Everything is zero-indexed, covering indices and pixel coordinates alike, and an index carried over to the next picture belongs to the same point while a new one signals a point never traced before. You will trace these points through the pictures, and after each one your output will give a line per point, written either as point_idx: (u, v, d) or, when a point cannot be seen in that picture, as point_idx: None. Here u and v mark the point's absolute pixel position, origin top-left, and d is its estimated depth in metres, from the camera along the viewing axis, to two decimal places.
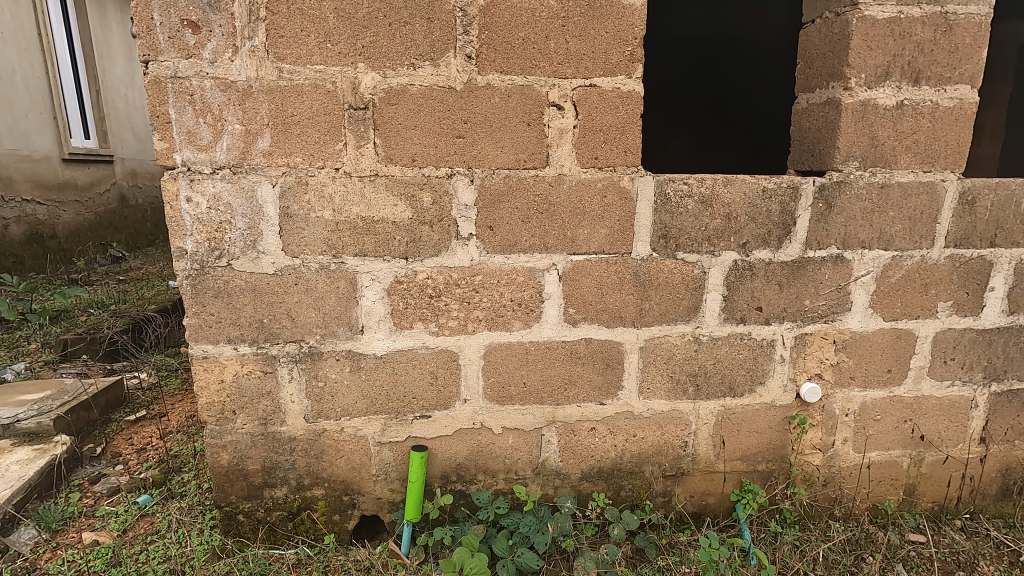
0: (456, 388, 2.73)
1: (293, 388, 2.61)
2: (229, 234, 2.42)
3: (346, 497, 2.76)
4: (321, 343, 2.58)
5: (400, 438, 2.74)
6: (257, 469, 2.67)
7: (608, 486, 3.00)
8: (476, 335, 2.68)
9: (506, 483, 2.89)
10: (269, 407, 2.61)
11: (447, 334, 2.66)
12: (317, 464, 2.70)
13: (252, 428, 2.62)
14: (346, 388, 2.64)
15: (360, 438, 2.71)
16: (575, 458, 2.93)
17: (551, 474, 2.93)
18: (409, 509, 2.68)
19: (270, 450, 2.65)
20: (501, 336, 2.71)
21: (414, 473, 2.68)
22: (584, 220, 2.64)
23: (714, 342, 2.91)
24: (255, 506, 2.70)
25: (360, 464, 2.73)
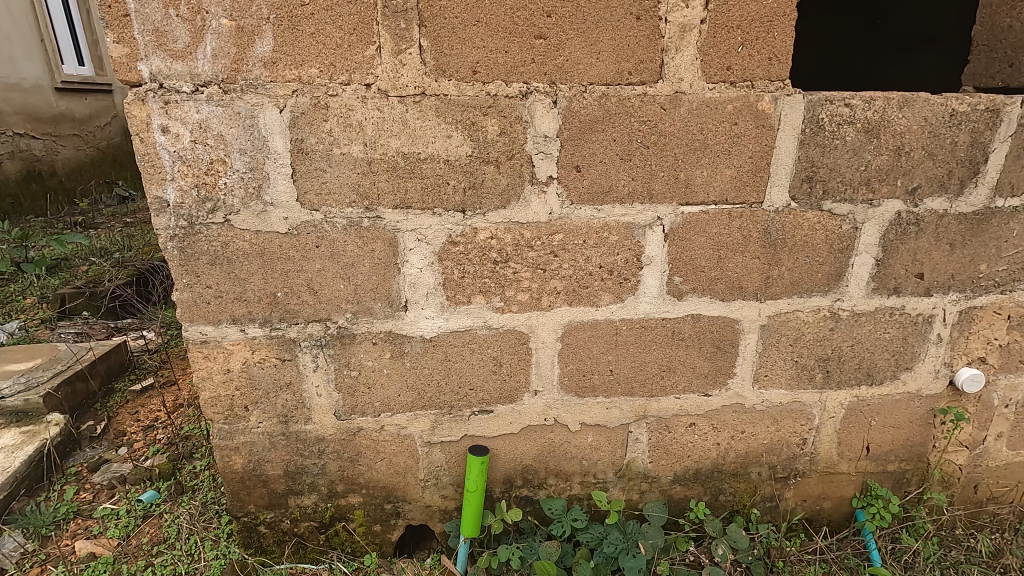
0: (525, 378, 2.13)
1: (319, 379, 2.03)
2: (224, 179, 1.76)
3: (389, 505, 2.26)
4: (354, 323, 1.98)
5: (454, 438, 2.19)
6: (279, 475, 2.15)
7: (705, 491, 2.45)
8: (554, 312, 2.06)
9: (582, 489, 2.35)
10: (289, 402, 2.05)
11: (516, 311, 2.04)
12: (353, 469, 2.18)
13: (271, 428, 2.08)
14: (386, 377, 2.07)
15: (405, 438, 2.16)
16: (667, 459, 2.36)
17: (637, 478, 2.37)
18: (466, 522, 2.18)
19: (293, 453, 2.12)
20: (585, 312, 2.07)
21: (472, 479, 2.17)
22: (704, 158, 1.93)
23: (856, 318, 2.24)
24: (279, 517, 2.21)
25: (405, 468, 2.21)
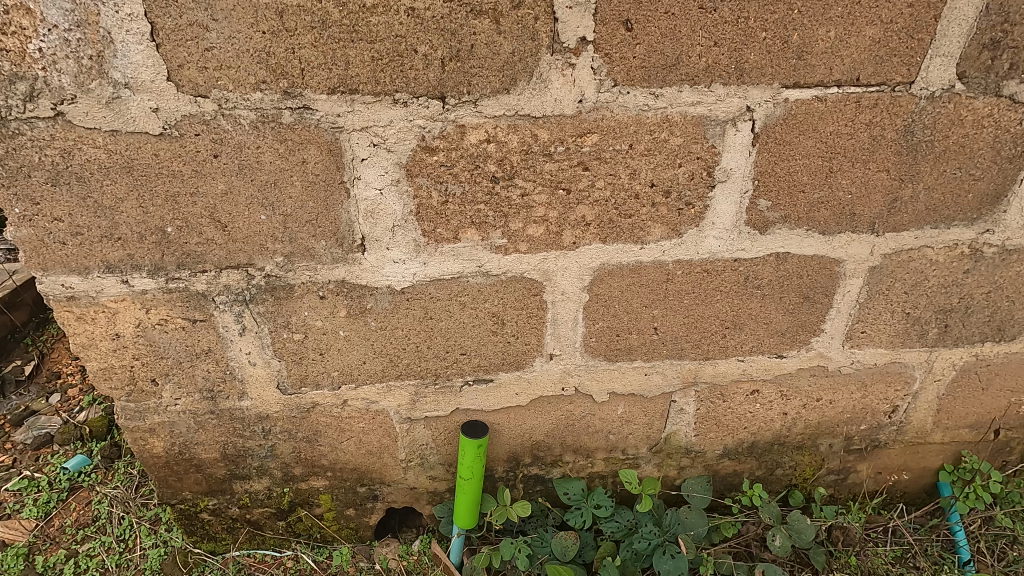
0: (536, 339, 1.55)
1: (249, 344, 1.46)
2: (36, 43, 1.05)
3: (364, 488, 1.79)
4: (290, 269, 1.36)
5: (442, 413, 1.66)
6: (216, 459, 1.66)
7: (759, 465, 1.96)
8: (579, 251, 1.42)
9: (607, 466, 1.86)
10: (213, 374, 1.50)
11: (524, 250, 1.40)
12: (311, 450, 1.68)
13: (194, 406, 1.54)
14: (344, 341, 1.49)
15: (375, 414, 1.63)
16: (717, 432, 1.84)
17: (676, 453, 1.88)
18: (458, 511, 1.73)
19: (229, 434, 1.61)
20: (625, 252, 1.43)
21: (470, 466, 1.64)
22: (833, 7, 1.18)
23: (1005, 256, 1.59)
24: (224, 504, 1.76)
25: (379, 448, 1.70)
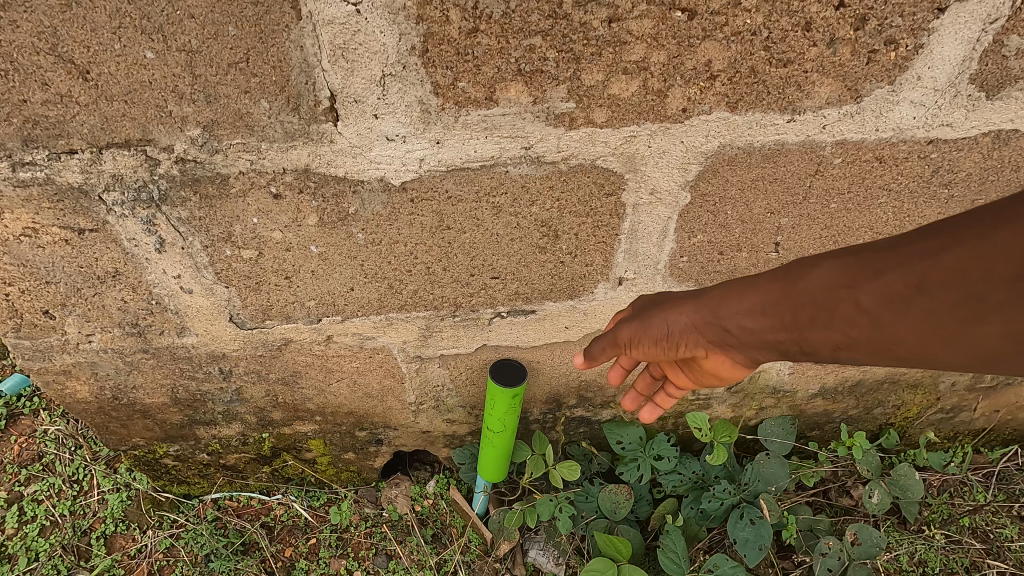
0: (601, 258, 1.06)
1: (175, 264, 0.97)
2: None
3: (364, 433, 1.41)
4: (215, 150, 0.83)
5: (463, 351, 1.22)
6: (166, 404, 1.26)
7: (857, 405, 1.56)
8: (691, 125, 0.87)
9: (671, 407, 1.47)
10: (132, 305, 1.03)
11: (602, 123, 0.85)
12: (290, 393, 1.27)
13: (115, 344, 1.10)
14: (320, 260, 1.00)
15: (372, 353, 1.19)
16: (818, 370, 1.42)
17: (759, 393, 1.47)
18: (482, 464, 1.37)
19: (176, 376, 1.19)
20: (764, 126, 0.88)
21: (499, 418, 1.24)
22: None
23: None
24: (189, 450, 1.40)
25: (380, 391, 1.29)
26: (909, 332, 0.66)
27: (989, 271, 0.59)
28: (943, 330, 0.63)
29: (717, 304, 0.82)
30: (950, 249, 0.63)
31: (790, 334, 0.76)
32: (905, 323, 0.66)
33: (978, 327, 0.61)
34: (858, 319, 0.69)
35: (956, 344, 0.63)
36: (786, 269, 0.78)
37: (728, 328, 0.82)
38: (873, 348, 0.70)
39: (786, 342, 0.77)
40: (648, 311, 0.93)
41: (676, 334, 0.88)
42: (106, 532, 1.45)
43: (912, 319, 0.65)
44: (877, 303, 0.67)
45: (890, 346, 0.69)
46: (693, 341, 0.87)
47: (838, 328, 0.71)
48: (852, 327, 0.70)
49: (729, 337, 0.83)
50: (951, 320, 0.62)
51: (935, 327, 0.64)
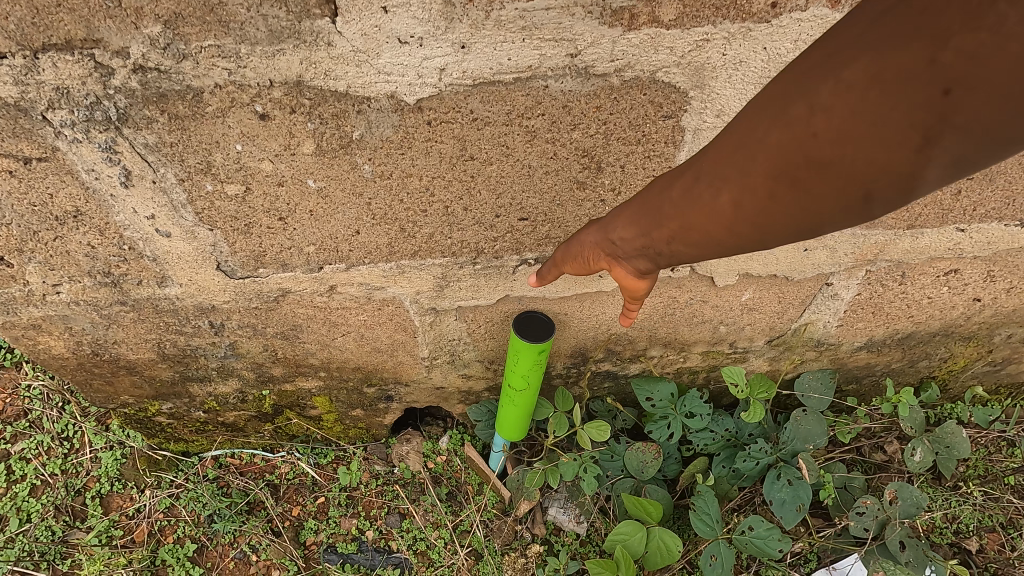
0: None
1: (146, 202, 0.81)
2: None
3: (373, 389, 1.30)
4: (181, 54, 0.66)
5: (484, 301, 1.08)
6: (153, 360, 1.14)
7: (902, 358, 1.45)
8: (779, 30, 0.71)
9: (704, 361, 1.35)
10: (99, 250, 0.88)
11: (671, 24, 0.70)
12: (291, 348, 1.14)
13: (87, 296, 0.96)
14: (319, 198, 0.84)
15: (382, 304, 1.06)
16: (868, 321, 1.29)
17: (801, 346, 1.35)
18: (501, 422, 1.26)
19: (161, 331, 1.06)
20: None
21: (523, 378, 1.11)
22: None
23: None
24: (183, 407, 1.29)
25: (390, 346, 1.17)
26: (710, 216, 0.61)
27: (768, 138, 0.54)
28: (738, 210, 0.59)
29: (606, 218, 0.78)
30: (734, 126, 0.59)
31: (647, 241, 0.71)
32: (705, 210, 0.61)
33: (763, 198, 0.56)
34: (675, 214, 0.65)
35: (754, 219, 0.58)
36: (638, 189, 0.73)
37: (613, 245, 0.77)
38: (692, 239, 0.65)
39: (649, 250, 0.72)
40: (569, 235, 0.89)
41: (582, 252, 0.83)
42: (101, 491, 1.36)
43: (710, 202, 0.61)
44: (683, 193, 0.63)
45: (710, 237, 0.63)
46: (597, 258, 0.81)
47: (666, 226, 0.67)
48: (670, 223, 0.66)
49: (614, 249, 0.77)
50: (739, 196, 0.58)
51: (724, 213, 0.60)
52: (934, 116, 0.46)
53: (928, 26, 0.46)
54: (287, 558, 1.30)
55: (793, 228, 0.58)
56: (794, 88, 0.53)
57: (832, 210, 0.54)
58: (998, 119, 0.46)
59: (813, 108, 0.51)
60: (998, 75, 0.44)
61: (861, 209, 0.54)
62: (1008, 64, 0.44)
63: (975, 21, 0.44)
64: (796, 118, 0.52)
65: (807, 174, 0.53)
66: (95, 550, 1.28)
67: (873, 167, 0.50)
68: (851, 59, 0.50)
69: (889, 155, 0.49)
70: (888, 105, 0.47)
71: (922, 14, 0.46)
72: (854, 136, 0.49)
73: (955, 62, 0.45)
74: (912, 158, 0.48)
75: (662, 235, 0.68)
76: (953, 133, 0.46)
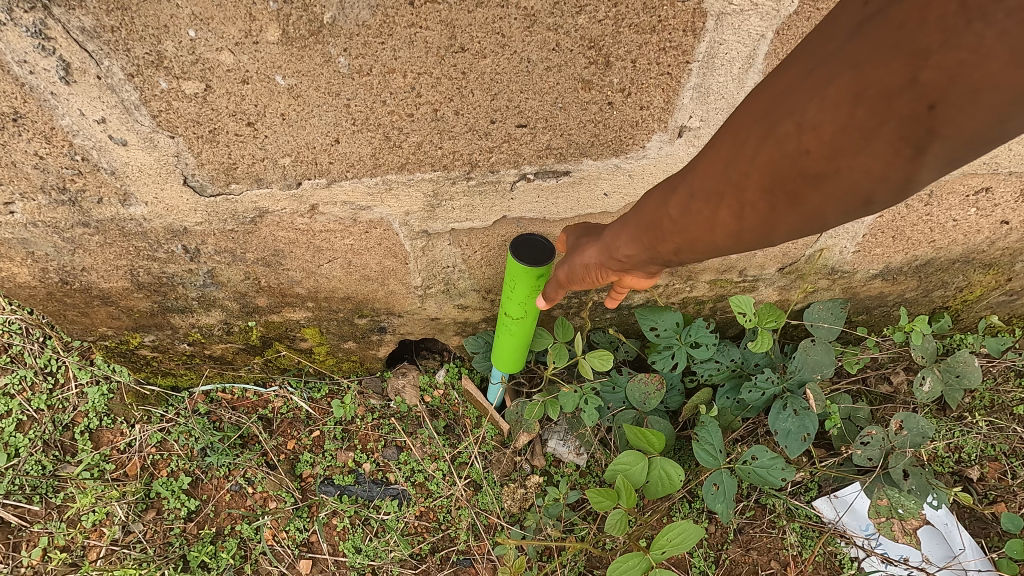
0: (662, 99, 0.81)
1: (95, 103, 0.72)
2: None
3: (365, 320, 1.24)
4: None
5: (480, 223, 1.01)
6: (128, 290, 1.07)
7: (917, 287, 1.39)
8: None
9: (711, 290, 1.29)
10: (48, 161, 0.79)
11: None
12: (274, 275, 1.07)
13: (44, 216, 0.88)
14: (293, 99, 0.74)
15: (369, 225, 0.97)
16: (888, 247, 1.22)
17: (814, 275, 1.29)
18: (498, 355, 1.21)
19: (132, 256, 0.98)
20: None
21: (519, 306, 1.04)
22: None
23: None
24: (167, 340, 1.24)
25: (380, 273, 1.10)
26: (710, 231, 0.59)
27: (755, 155, 0.52)
28: (742, 224, 0.55)
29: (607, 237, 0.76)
30: (725, 139, 0.56)
31: (654, 254, 0.69)
32: (704, 221, 0.58)
33: (763, 212, 0.53)
34: (680, 226, 0.62)
35: (756, 230, 0.55)
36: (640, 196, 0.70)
37: (618, 262, 0.76)
38: (698, 250, 0.63)
39: (656, 262, 0.71)
40: (575, 244, 0.88)
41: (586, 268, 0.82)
42: (90, 426, 1.33)
43: (709, 216, 0.58)
44: (679, 208, 0.61)
45: (715, 245, 0.60)
46: (605, 274, 0.81)
47: (674, 235, 0.63)
48: (674, 234, 0.63)
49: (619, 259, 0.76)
50: (737, 209, 0.55)
51: (723, 228, 0.58)
52: (925, 128, 0.42)
53: (908, 42, 0.42)
54: (283, 490, 1.29)
55: (795, 234, 0.54)
56: (780, 104, 0.50)
57: (829, 216, 0.51)
58: (996, 126, 0.41)
59: (802, 125, 0.48)
60: (986, 87, 0.39)
61: (858, 213, 0.50)
62: (997, 73, 0.39)
63: (956, 32, 0.39)
64: (784, 136, 0.49)
65: (800, 188, 0.49)
66: (87, 483, 1.26)
67: (865, 179, 0.46)
68: (834, 76, 0.46)
69: (879, 167, 0.45)
70: (876, 121, 0.43)
71: (903, 28, 0.42)
72: (845, 154, 0.45)
73: (938, 77, 0.40)
74: (906, 168, 0.44)
75: (668, 244, 0.65)
76: (947, 142, 0.42)
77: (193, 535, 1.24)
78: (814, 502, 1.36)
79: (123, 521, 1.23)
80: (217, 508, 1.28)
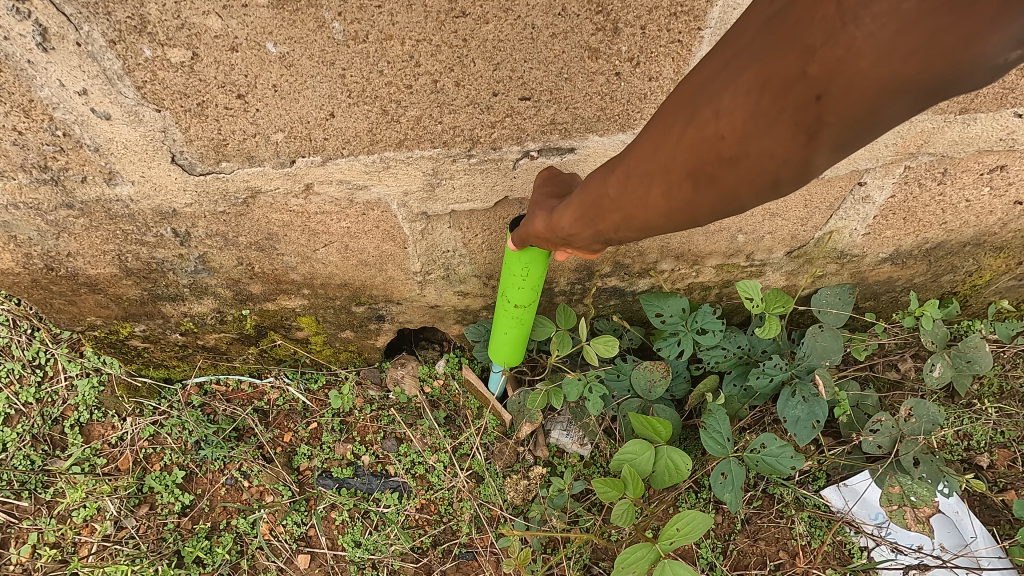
0: (671, 70, 0.78)
1: (75, 72, 0.68)
2: None
3: (362, 308, 1.20)
4: None
5: (481, 205, 0.97)
6: (117, 276, 1.03)
7: (927, 272, 1.36)
8: None
9: (718, 275, 1.26)
10: (28, 137, 0.75)
11: None
12: (270, 260, 1.03)
13: (26, 197, 0.84)
14: (286, 69, 0.71)
15: (367, 207, 0.94)
16: (898, 229, 1.19)
17: (822, 259, 1.26)
18: (502, 348, 1.15)
19: (120, 240, 0.95)
20: None
21: (527, 291, 0.99)
22: None
23: None
24: (158, 330, 1.20)
25: (378, 258, 1.06)
26: (641, 212, 0.57)
27: (672, 138, 0.50)
28: (668, 206, 0.54)
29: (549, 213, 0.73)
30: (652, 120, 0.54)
31: (596, 232, 0.66)
32: (636, 202, 0.57)
33: (683, 196, 0.52)
34: (616, 206, 0.60)
35: (682, 212, 0.53)
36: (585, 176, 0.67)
37: (564, 235, 0.72)
38: (632, 228, 0.61)
39: (597, 240, 0.68)
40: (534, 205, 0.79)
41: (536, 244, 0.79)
42: (80, 420, 1.29)
43: (640, 197, 0.56)
44: (612, 189, 0.59)
45: (647, 224, 0.59)
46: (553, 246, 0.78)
47: (610, 215, 0.61)
48: (609, 214, 0.61)
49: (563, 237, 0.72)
50: (662, 191, 0.53)
51: (651, 209, 0.56)
52: (814, 117, 0.41)
53: (800, 33, 0.39)
54: (280, 484, 1.25)
55: (717, 215, 0.53)
56: (697, 87, 0.48)
57: (744, 200, 0.49)
58: (883, 116, 0.40)
59: (716, 112, 0.46)
60: (868, 81, 0.38)
61: (771, 196, 0.49)
62: (877, 67, 0.37)
63: (839, 29, 0.38)
64: (698, 122, 0.47)
65: (712, 174, 0.48)
66: (77, 478, 1.22)
67: (770, 166, 0.45)
68: (740, 61, 0.44)
69: (780, 153, 0.44)
70: (775, 110, 0.42)
71: (799, 15, 0.40)
72: (749, 141, 0.44)
73: (824, 71, 0.39)
74: (803, 154, 0.43)
75: (604, 226, 0.63)
76: (837, 130, 0.41)
77: (187, 530, 1.21)
78: (822, 491, 1.33)
79: (115, 516, 1.20)
80: (212, 502, 1.24)
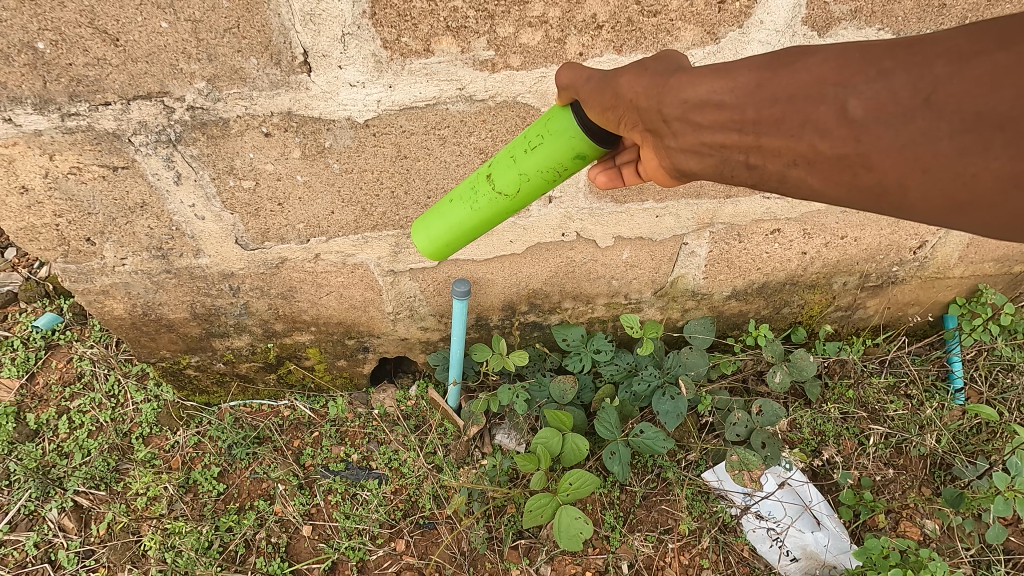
0: None
1: (190, 195, 1.22)
2: None
3: (352, 341, 1.69)
4: (217, 98, 1.07)
5: (428, 264, 1.49)
6: (187, 319, 1.53)
7: (767, 306, 1.86)
8: None
9: (608, 311, 1.77)
10: (156, 229, 1.28)
11: (541, 84, 1.14)
12: (289, 305, 1.54)
13: (144, 267, 1.37)
14: (306, 188, 1.25)
15: (353, 267, 1.46)
16: (728, 273, 1.71)
17: (681, 297, 1.77)
18: (438, 222, 1.15)
19: (194, 293, 1.46)
20: None
21: (517, 181, 1.01)
22: None
23: None
24: (208, 360, 1.68)
25: (362, 302, 1.57)
26: (927, 170, 0.63)
27: None
28: (960, 184, 0.62)
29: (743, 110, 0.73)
30: (1004, 89, 0.59)
31: (761, 145, 0.73)
32: (922, 159, 0.63)
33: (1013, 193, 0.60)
34: (855, 131, 0.66)
35: (958, 197, 0.63)
36: (782, 70, 0.72)
37: (692, 129, 0.77)
38: (871, 178, 0.67)
39: (747, 156, 0.75)
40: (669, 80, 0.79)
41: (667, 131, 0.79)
42: (144, 433, 1.75)
43: (949, 165, 0.62)
44: (916, 134, 0.63)
45: (882, 182, 0.67)
46: (636, 123, 0.83)
47: (821, 142, 0.69)
48: (862, 154, 0.66)
49: (729, 141, 0.75)
50: (981, 178, 0.61)
51: (945, 177, 0.63)
52: None
53: None
54: (291, 475, 1.69)
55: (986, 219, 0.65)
56: None
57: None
58: None
59: None
60: None
61: None
62: None
63: None
64: None
65: None
66: (142, 473, 1.66)
67: None
68: None
69: None
70: None
71: None
72: None
73: None
74: None
75: (814, 156, 0.70)
76: None
77: (221, 509, 1.63)
78: (701, 474, 1.74)
79: (169, 499, 1.62)
80: (240, 490, 1.67)
